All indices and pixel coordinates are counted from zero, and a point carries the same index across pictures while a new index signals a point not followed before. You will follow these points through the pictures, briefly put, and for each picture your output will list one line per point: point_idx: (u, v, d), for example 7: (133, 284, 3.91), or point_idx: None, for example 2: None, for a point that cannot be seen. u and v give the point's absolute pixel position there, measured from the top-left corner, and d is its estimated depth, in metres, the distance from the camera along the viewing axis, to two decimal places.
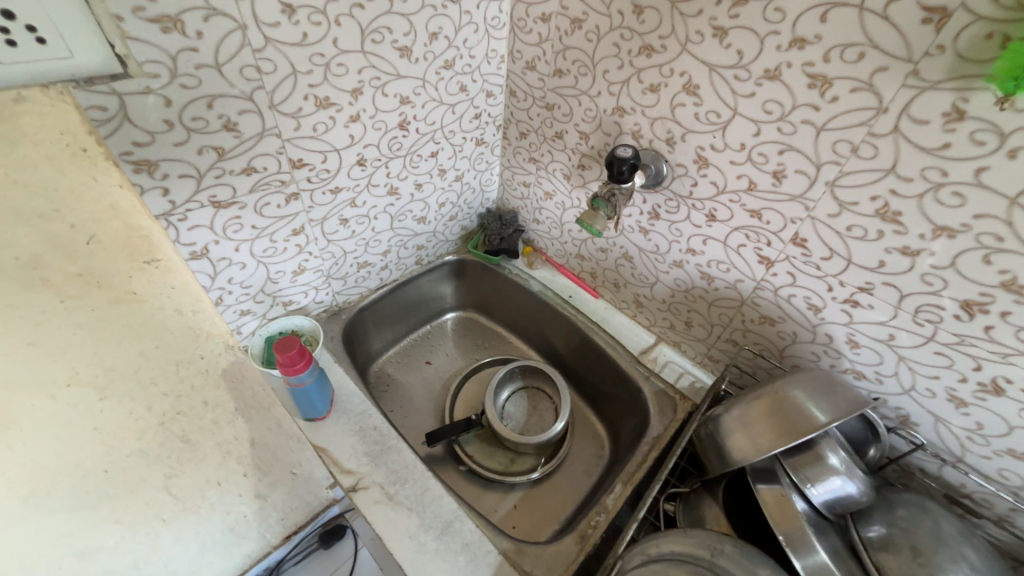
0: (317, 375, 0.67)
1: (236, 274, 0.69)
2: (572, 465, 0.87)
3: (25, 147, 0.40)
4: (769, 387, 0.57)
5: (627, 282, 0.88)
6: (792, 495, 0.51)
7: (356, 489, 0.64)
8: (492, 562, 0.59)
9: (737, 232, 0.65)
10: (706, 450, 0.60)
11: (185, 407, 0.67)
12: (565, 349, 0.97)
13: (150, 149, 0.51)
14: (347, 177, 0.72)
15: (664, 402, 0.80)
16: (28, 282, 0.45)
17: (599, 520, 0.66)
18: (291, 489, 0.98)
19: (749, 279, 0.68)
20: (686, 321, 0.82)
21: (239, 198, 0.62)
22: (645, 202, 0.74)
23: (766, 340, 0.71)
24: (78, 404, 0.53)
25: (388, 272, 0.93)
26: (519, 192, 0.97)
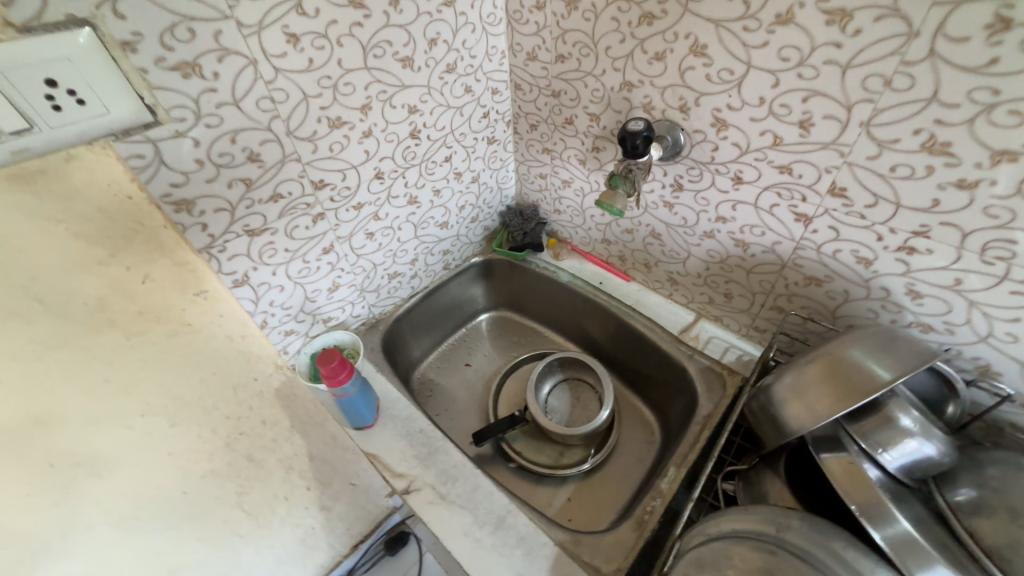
0: (361, 385, 0.70)
1: (277, 297, 0.73)
2: (623, 454, 0.86)
3: (80, 203, 0.45)
4: (822, 350, 0.54)
5: (658, 261, 0.86)
6: (861, 462, 0.48)
7: (409, 492, 0.66)
8: (549, 554, 0.59)
9: (768, 191, 0.62)
10: (760, 423, 0.57)
11: (247, 427, 0.72)
12: (602, 337, 0.96)
13: (187, 188, 0.55)
14: (367, 192, 0.74)
15: (711, 380, 0.77)
16: (98, 323, 0.50)
17: (655, 505, 0.64)
18: (352, 499, 1.02)
19: (787, 240, 0.64)
20: (725, 292, 0.78)
21: (270, 224, 0.65)
22: (666, 174, 0.72)
23: (815, 302, 0.67)
24: (151, 432, 0.58)
25: (418, 280, 0.95)
26: (537, 184, 0.97)
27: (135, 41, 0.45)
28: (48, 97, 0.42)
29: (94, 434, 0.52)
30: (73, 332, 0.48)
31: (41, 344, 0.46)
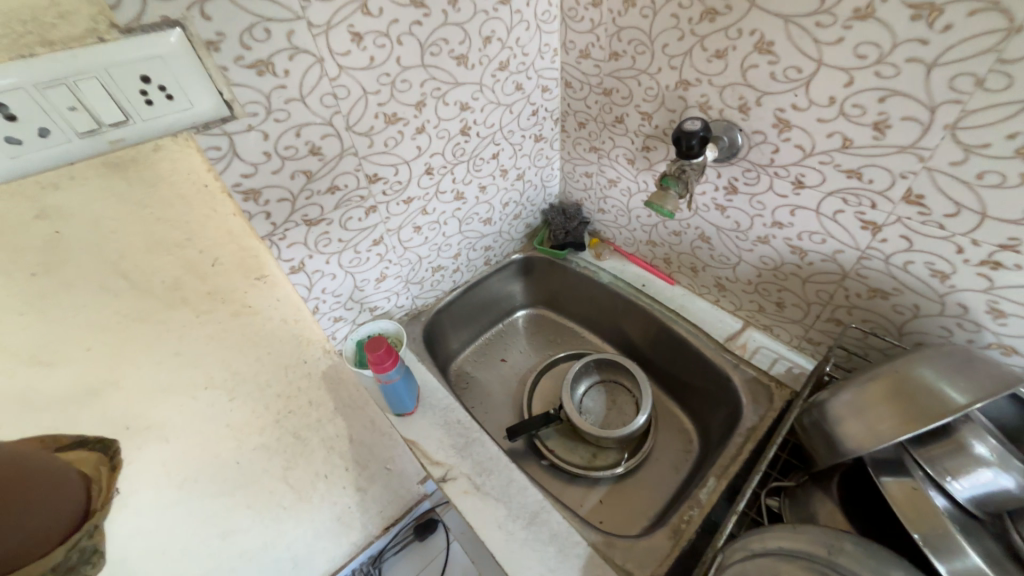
0: (404, 372, 0.72)
1: (329, 284, 0.76)
2: (659, 460, 0.84)
3: (164, 189, 0.50)
4: (887, 367, 0.51)
5: (705, 265, 0.83)
6: (927, 490, 0.44)
7: (446, 479, 0.67)
8: (582, 554, 0.59)
9: (832, 197, 0.59)
10: (811, 440, 0.54)
11: (295, 406, 0.78)
12: (641, 340, 0.94)
13: (255, 178, 0.59)
14: (417, 187, 0.77)
15: (757, 391, 0.74)
16: (173, 300, 0.56)
17: (693, 515, 0.63)
18: (387, 483, 1.05)
19: (851, 249, 0.61)
20: (777, 301, 0.75)
21: (327, 214, 0.68)
22: (720, 176, 0.69)
23: (878, 315, 0.63)
24: (212, 402, 0.65)
25: (460, 274, 0.97)
26: (581, 183, 0.96)
27: (218, 41, 0.48)
28: (142, 92, 0.45)
29: (165, 400, 0.60)
30: (151, 306, 0.54)
31: (125, 317, 0.52)
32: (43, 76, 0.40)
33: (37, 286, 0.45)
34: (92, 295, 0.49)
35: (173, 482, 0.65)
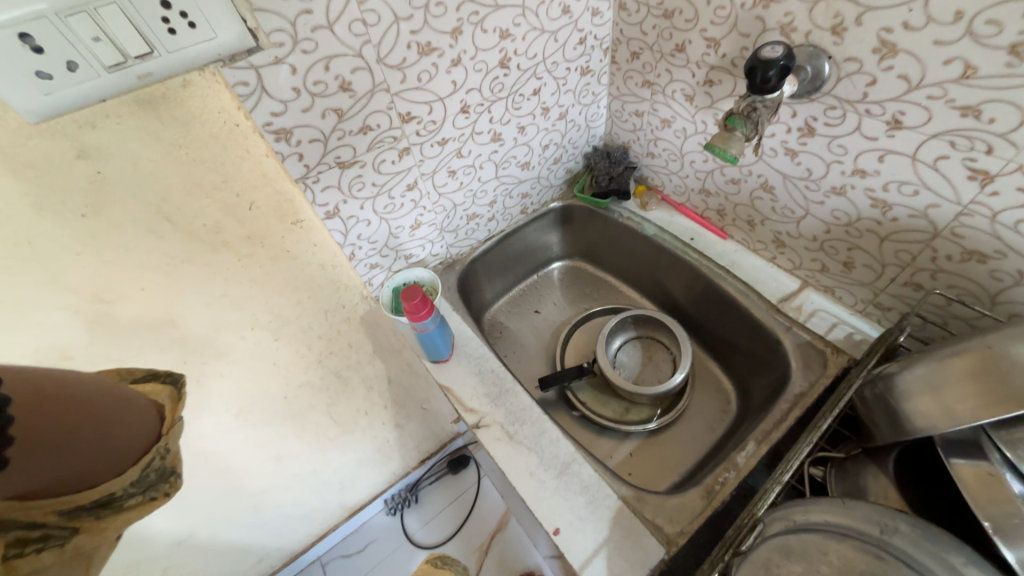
0: (439, 321, 0.72)
1: (364, 231, 0.74)
2: (694, 419, 0.83)
3: (195, 129, 0.49)
4: (976, 340, 0.44)
5: (765, 218, 0.75)
6: (1006, 475, 0.40)
7: (480, 426, 0.69)
8: (611, 506, 0.59)
9: (937, 140, 0.50)
10: (872, 413, 0.51)
11: (336, 348, 0.80)
12: (684, 297, 0.89)
13: (285, 117, 0.56)
14: (452, 127, 0.72)
15: (810, 356, 0.70)
16: (215, 243, 0.57)
17: (728, 477, 0.62)
18: (422, 422, 1.10)
19: (949, 203, 0.52)
20: (845, 261, 0.68)
21: (359, 156, 0.65)
22: (795, 115, 0.60)
23: (969, 281, 0.56)
24: (259, 342, 0.69)
25: (495, 223, 0.94)
26: (630, 123, 0.87)
27: None
28: (164, 20, 0.42)
29: (219, 336, 0.64)
30: (196, 250, 0.55)
31: (173, 258, 0.54)
32: (61, 3, 0.37)
33: (88, 227, 0.47)
34: (139, 237, 0.51)
35: (230, 411, 0.73)
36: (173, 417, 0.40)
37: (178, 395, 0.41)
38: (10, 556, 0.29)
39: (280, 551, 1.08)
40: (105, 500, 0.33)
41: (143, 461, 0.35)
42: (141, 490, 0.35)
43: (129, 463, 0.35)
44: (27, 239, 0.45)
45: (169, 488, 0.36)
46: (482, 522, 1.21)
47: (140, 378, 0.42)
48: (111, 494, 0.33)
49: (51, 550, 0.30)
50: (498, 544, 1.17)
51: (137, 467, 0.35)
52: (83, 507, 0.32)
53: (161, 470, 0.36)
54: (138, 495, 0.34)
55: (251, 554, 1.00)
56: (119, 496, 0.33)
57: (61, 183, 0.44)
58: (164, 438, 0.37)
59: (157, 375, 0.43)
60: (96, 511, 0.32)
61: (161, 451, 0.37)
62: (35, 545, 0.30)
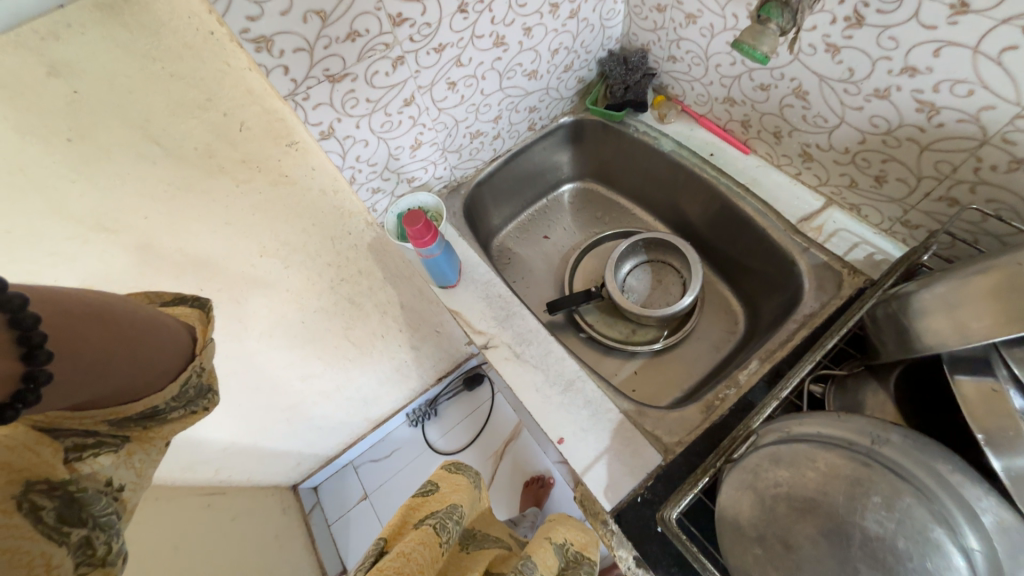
0: (445, 247, 0.71)
1: (363, 152, 0.69)
2: (699, 339, 0.84)
3: (166, 38, 0.45)
4: (1004, 258, 0.41)
5: (793, 129, 0.69)
6: (1009, 391, 0.40)
7: (488, 347, 0.71)
8: (613, 419, 0.63)
9: (1007, 26, 0.43)
10: (881, 333, 0.51)
11: (346, 275, 0.81)
12: (699, 218, 0.86)
13: (263, 23, 0.49)
14: (449, 30, 0.65)
15: (824, 277, 0.68)
16: (209, 169, 0.55)
17: (728, 393, 0.64)
18: (436, 344, 1.15)
19: (1007, 104, 0.46)
20: (877, 175, 0.62)
21: (350, 68, 0.60)
22: (843, 1, 0.52)
23: (1011, 194, 0.51)
24: (269, 269, 0.70)
25: (501, 142, 0.88)
26: (651, 21, 0.78)
27: None
28: None
29: (231, 264, 0.65)
30: (191, 175, 0.54)
31: (169, 185, 0.53)
32: None
33: (77, 153, 0.46)
34: (130, 163, 0.49)
35: (254, 335, 0.77)
36: (205, 337, 0.39)
37: (207, 317, 0.40)
38: (71, 459, 0.32)
39: (316, 455, 1.20)
40: (149, 413, 0.35)
41: (182, 378, 0.36)
42: (181, 404, 0.37)
43: (168, 380, 0.36)
44: (19, 168, 0.44)
45: (206, 403, 0.39)
46: (496, 432, 1.31)
47: (167, 301, 0.40)
48: (154, 408, 0.35)
49: (107, 454, 0.34)
50: (511, 451, 1.28)
51: (174, 383, 0.36)
52: (130, 419, 0.34)
53: (197, 387, 0.38)
54: (179, 409, 0.37)
55: (291, 457, 1.12)
56: (162, 410, 0.36)
57: (39, 103, 0.42)
58: (198, 356, 0.38)
59: (185, 299, 0.41)
60: (142, 422, 0.35)
61: (197, 370, 0.38)
62: (92, 449, 0.33)
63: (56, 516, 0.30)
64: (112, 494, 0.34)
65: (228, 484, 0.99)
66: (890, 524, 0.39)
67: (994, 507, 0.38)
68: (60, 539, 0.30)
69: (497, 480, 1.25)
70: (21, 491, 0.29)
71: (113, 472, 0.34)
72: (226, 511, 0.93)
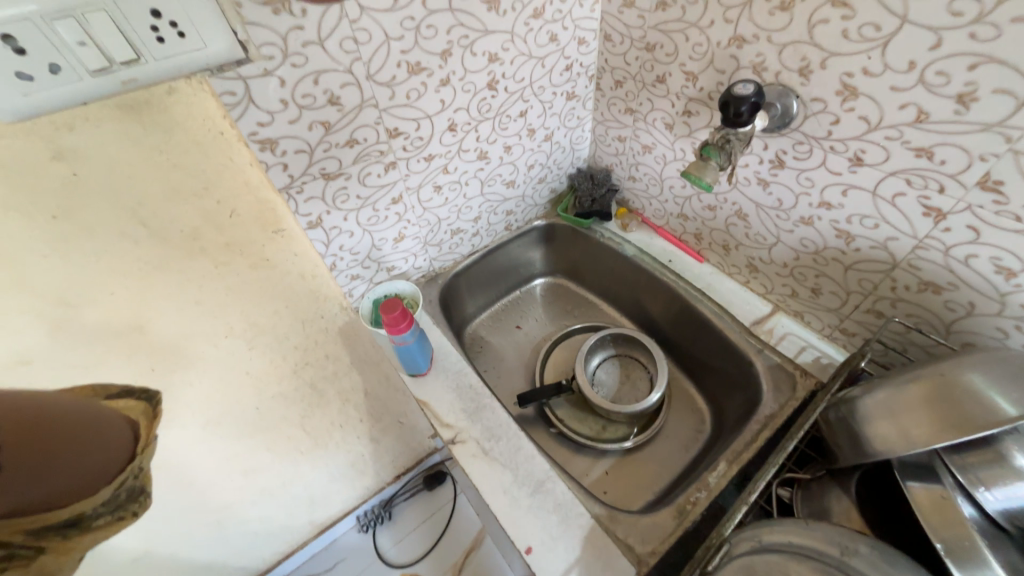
0: (419, 335, 0.72)
1: (347, 242, 0.74)
2: (668, 437, 0.84)
3: (178, 134, 0.48)
4: (931, 368, 0.47)
5: (739, 243, 0.78)
6: (956, 498, 0.42)
7: (456, 441, 0.68)
8: (584, 525, 0.59)
9: (894, 177, 0.53)
10: (836, 437, 0.53)
11: (312, 359, 0.79)
12: (661, 317, 0.91)
13: (272, 128, 0.56)
14: (439, 144, 0.73)
15: (779, 378, 0.72)
16: (191, 251, 0.56)
17: (699, 497, 0.62)
18: (398, 436, 1.08)
19: (906, 237, 0.55)
20: (813, 287, 0.70)
21: (345, 168, 0.65)
22: (767, 148, 0.64)
23: (924, 311, 0.59)
24: (232, 351, 0.68)
25: (479, 239, 0.95)
26: (613, 147, 0.90)
27: None
28: (153, 28, 0.42)
29: (191, 345, 0.63)
30: (171, 255, 0.55)
31: (146, 264, 0.53)
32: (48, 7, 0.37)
33: (58, 230, 0.46)
34: (112, 242, 0.50)
35: (200, 423, 0.71)
36: (148, 434, 0.38)
37: (150, 413, 0.41)
38: None
39: (244, 570, 1.04)
40: (75, 519, 0.31)
41: (120, 479, 0.34)
42: (110, 510, 0.34)
43: (106, 481, 0.33)
44: None
45: (136, 507, 0.36)
46: (456, 540, 1.18)
47: (112, 396, 0.41)
48: (84, 513, 0.31)
49: (15, 569, 0.29)
50: (471, 564, 1.14)
51: (112, 485, 0.33)
52: (53, 527, 0.29)
53: (129, 489, 0.36)
54: (107, 514, 0.33)
55: (213, 573, 0.96)
56: (91, 515, 0.32)
57: (34, 184, 0.43)
58: (140, 455, 0.36)
59: (130, 394, 0.42)
60: (64, 530, 0.30)
61: (135, 470, 0.35)
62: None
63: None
64: None
65: None
66: None
67: None
68: None
69: None
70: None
71: None
72: None
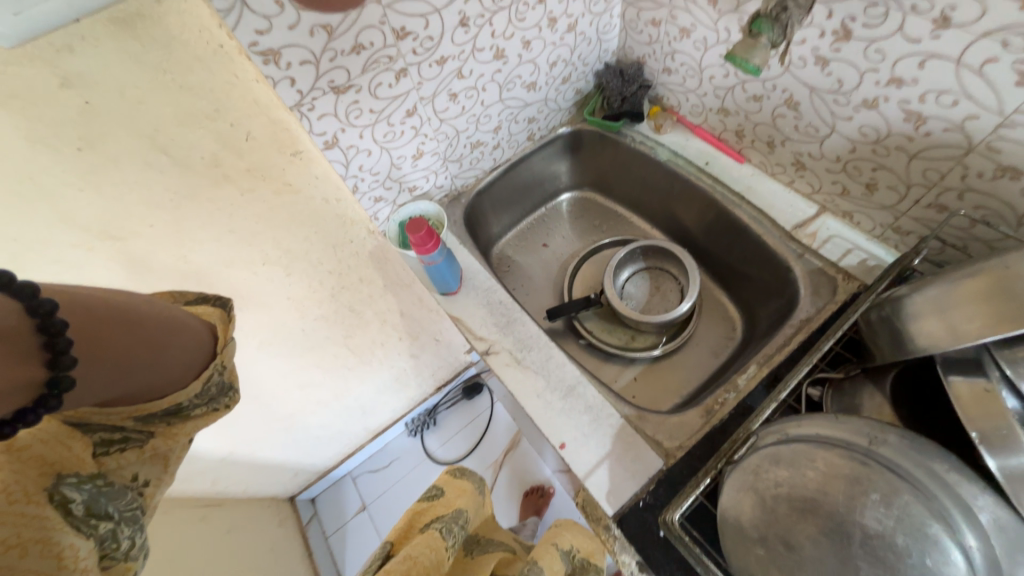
0: (446, 255, 0.72)
1: (365, 161, 0.71)
2: (698, 345, 0.85)
3: (179, 51, 0.46)
4: (993, 261, 0.43)
5: (786, 139, 0.71)
6: (1001, 391, 0.41)
7: (489, 353, 0.72)
8: (614, 423, 0.63)
9: (987, 39, 0.45)
10: (877, 338, 0.52)
11: (348, 283, 0.82)
12: (695, 226, 0.87)
13: (272, 36, 0.51)
14: (451, 43, 0.66)
15: (819, 283, 0.69)
16: (214, 178, 0.56)
17: (728, 397, 0.64)
18: (435, 353, 1.15)
19: (990, 114, 0.48)
20: (868, 183, 0.64)
21: (354, 80, 0.61)
22: (830, 16, 0.54)
23: (997, 201, 0.53)
24: (272, 278, 0.71)
25: (501, 152, 0.90)
26: (646, 35, 0.80)
27: None
28: None
29: (233, 272, 0.66)
30: (196, 183, 0.55)
31: (176, 194, 0.54)
32: None
33: (87, 161, 0.47)
34: (138, 172, 0.50)
35: (254, 342, 0.77)
36: (226, 336, 0.39)
37: (229, 316, 0.41)
38: (99, 454, 0.33)
39: (313, 466, 1.19)
40: (174, 409, 0.35)
41: (205, 376, 0.37)
42: (204, 402, 0.37)
43: (192, 377, 0.36)
44: (27, 175, 0.45)
45: (228, 400, 0.39)
46: (495, 441, 1.30)
47: (191, 301, 0.41)
48: (179, 405, 0.35)
49: (133, 449, 0.35)
50: (511, 460, 1.27)
51: (198, 381, 0.36)
52: (155, 415, 0.35)
53: (219, 384, 0.38)
54: (202, 406, 0.37)
55: (288, 468, 1.11)
56: (185, 407, 0.36)
57: (52, 115, 0.43)
58: (219, 356, 0.38)
59: (207, 299, 0.42)
60: (166, 418, 0.35)
61: (218, 368, 0.38)
62: (119, 445, 0.34)
63: (83, 507, 0.31)
64: (137, 489, 0.35)
65: (225, 496, 0.98)
66: (890, 521, 0.40)
67: (989, 505, 0.39)
68: (88, 531, 0.30)
69: (497, 489, 1.24)
70: (52, 483, 0.30)
71: (139, 468, 0.35)
72: (222, 522, 0.92)
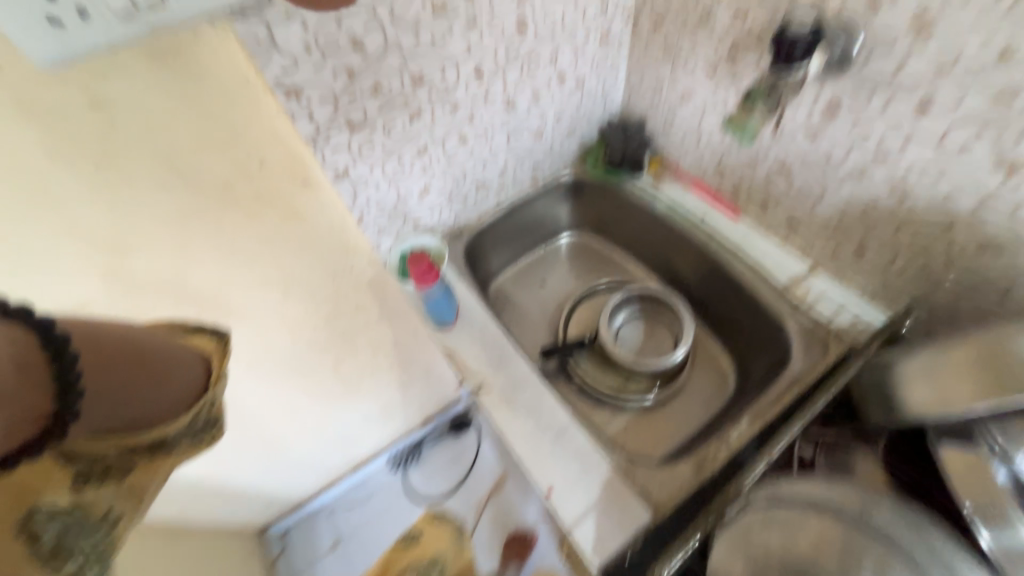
0: (445, 289, 0.73)
1: (373, 195, 0.74)
2: (691, 395, 0.84)
3: (207, 82, 0.48)
4: (977, 334, 0.44)
5: (779, 200, 0.74)
6: (992, 464, 0.41)
7: (480, 391, 0.71)
8: (604, 472, 0.62)
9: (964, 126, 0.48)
10: (867, 398, 0.52)
11: (341, 312, 0.80)
12: (690, 276, 0.89)
13: (297, 74, 0.56)
14: (465, 92, 0.70)
15: (810, 341, 0.70)
16: (225, 201, 0.56)
17: (719, 452, 0.63)
18: (425, 387, 1.13)
19: (970, 193, 0.51)
20: (857, 248, 0.67)
21: (370, 119, 0.65)
22: (820, 94, 0.58)
23: (979, 273, 0.55)
24: (267, 303, 0.69)
25: (505, 193, 0.93)
26: (648, 96, 0.85)
27: None
28: None
29: (230, 297, 0.64)
30: (206, 204, 0.55)
31: (182, 214, 0.54)
32: None
33: (102, 178, 0.47)
34: (151, 191, 0.51)
35: (243, 365, 0.76)
36: (220, 369, 0.39)
37: (225, 350, 0.41)
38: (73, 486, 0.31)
39: (287, 501, 1.13)
40: (159, 442, 0.34)
41: (196, 406, 0.36)
42: (190, 435, 0.37)
43: (181, 410, 0.36)
44: (38, 187, 0.45)
45: (212, 435, 0.39)
46: None
47: (188, 331, 0.41)
48: (165, 436, 0.34)
49: (109, 485, 0.33)
50: None
51: (189, 412, 0.36)
52: (140, 448, 0.34)
53: (206, 419, 0.37)
54: (186, 439, 0.36)
55: (260, 503, 1.06)
56: (171, 439, 0.35)
57: (75, 131, 0.44)
58: (212, 389, 0.38)
59: (202, 330, 0.42)
60: (150, 451, 0.34)
61: (209, 402, 0.37)
62: (96, 477, 0.32)
63: (53, 542, 0.29)
64: (106, 525, 0.33)
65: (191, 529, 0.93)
66: None
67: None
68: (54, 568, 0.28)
69: None
70: (22, 517, 0.28)
71: (113, 502, 0.33)
72: (186, 557, 0.86)
